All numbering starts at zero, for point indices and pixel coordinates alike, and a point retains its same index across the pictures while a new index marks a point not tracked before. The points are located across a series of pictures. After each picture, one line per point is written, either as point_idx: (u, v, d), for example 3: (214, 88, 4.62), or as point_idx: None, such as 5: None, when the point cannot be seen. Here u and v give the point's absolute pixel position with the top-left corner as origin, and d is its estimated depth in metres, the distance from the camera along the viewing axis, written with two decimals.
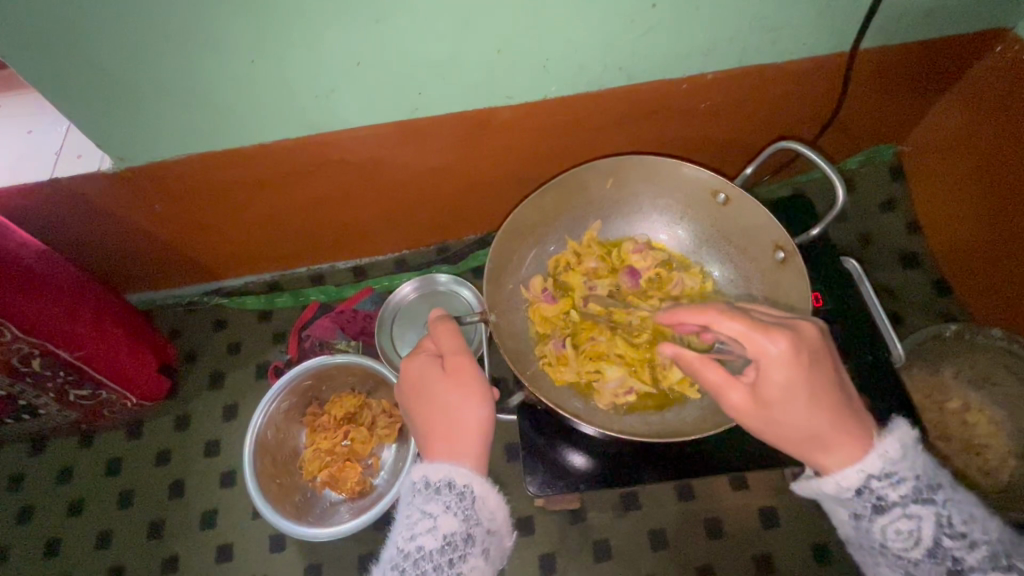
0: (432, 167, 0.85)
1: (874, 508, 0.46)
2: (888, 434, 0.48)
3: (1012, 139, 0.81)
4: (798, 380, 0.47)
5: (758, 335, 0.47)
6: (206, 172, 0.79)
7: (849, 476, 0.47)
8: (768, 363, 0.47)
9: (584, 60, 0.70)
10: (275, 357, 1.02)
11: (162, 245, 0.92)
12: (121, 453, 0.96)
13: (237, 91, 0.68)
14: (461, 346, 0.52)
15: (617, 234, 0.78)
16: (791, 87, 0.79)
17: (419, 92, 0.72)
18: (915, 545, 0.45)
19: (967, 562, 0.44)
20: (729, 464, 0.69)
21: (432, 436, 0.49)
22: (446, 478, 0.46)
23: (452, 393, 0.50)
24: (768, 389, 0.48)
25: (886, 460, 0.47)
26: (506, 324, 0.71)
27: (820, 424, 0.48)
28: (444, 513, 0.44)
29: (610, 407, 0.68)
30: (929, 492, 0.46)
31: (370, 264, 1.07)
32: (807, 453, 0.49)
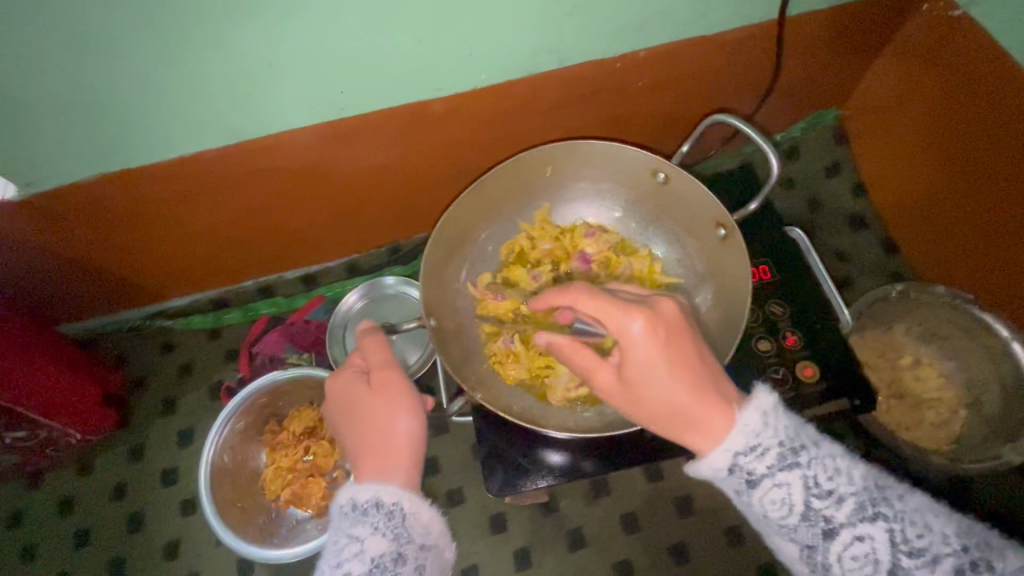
0: (374, 166, 0.81)
1: (748, 483, 0.46)
2: (747, 405, 0.47)
3: (947, 97, 0.81)
4: (656, 358, 0.48)
5: (611, 310, 0.49)
6: (131, 187, 0.75)
7: (721, 457, 0.46)
8: (625, 343, 0.48)
9: (511, 45, 0.67)
10: (228, 376, 0.98)
11: (98, 269, 0.87)
12: (72, 491, 0.91)
13: (143, 104, 0.64)
14: (388, 362, 0.54)
15: (567, 218, 0.76)
16: (724, 59, 0.78)
17: (341, 89, 0.68)
18: (790, 512, 0.45)
19: (837, 520, 0.44)
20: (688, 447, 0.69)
21: (364, 454, 0.50)
22: (374, 499, 0.46)
23: (381, 409, 0.51)
24: (628, 371, 0.49)
25: (749, 433, 0.46)
26: (451, 323, 0.70)
27: (688, 401, 0.47)
28: (371, 535, 0.45)
29: (565, 403, 0.67)
30: (793, 456, 0.45)
31: (319, 271, 1.02)
32: (684, 435, 0.49)
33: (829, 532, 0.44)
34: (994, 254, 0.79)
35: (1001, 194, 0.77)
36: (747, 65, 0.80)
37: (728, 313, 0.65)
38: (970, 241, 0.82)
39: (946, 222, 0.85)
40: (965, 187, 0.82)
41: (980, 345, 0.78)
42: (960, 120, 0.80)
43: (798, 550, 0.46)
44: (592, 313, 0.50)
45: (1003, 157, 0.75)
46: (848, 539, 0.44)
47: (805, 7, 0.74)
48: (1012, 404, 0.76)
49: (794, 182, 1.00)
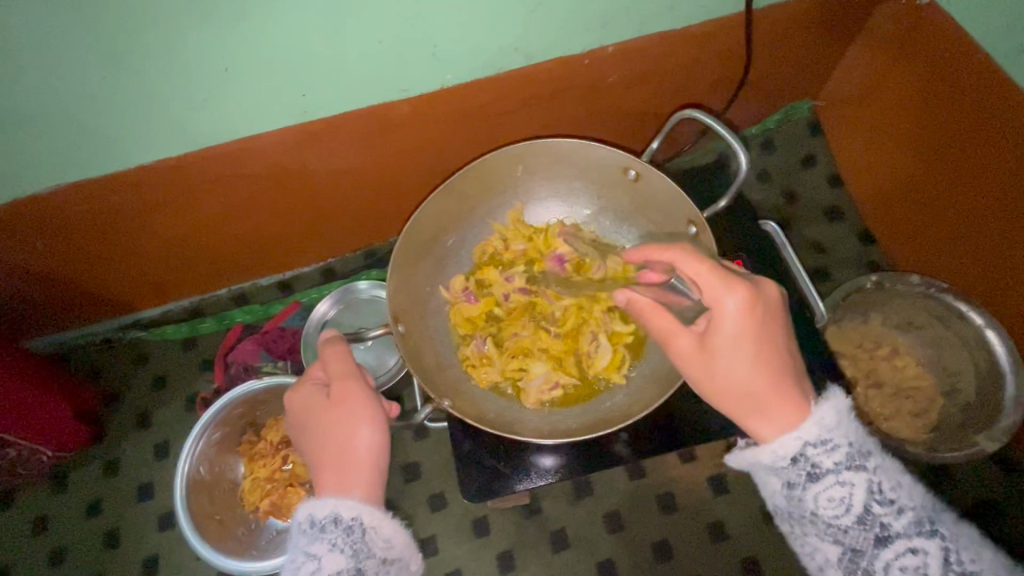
0: (343, 169, 0.80)
1: (808, 476, 0.46)
2: (824, 401, 0.48)
3: (925, 88, 0.81)
4: (747, 331, 0.49)
5: (714, 278, 0.50)
6: (93, 198, 0.73)
7: (788, 443, 0.47)
8: (720, 310, 0.50)
9: (475, 44, 0.66)
10: (203, 387, 0.96)
11: (64, 282, 0.85)
12: (47, 509, 0.90)
13: (98, 113, 0.62)
14: (346, 373, 0.53)
15: (538, 217, 0.75)
16: (694, 53, 0.77)
17: (303, 93, 0.67)
18: (844, 512, 0.45)
19: (894, 529, 0.44)
20: (661, 444, 0.70)
21: (325, 467, 0.51)
22: (332, 515, 0.48)
23: (341, 422, 0.51)
24: (715, 336, 0.50)
25: (822, 427, 0.46)
26: (419, 329, 0.69)
27: (759, 380, 0.49)
28: (328, 552, 0.46)
29: (540, 405, 0.67)
30: (861, 459, 0.46)
31: (295, 277, 1.01)
32: (744, 415, 0.50)
33: (882, 538, 0.44)
34: (970, 240, 0.79)
35: (976, 178, 0.76)
36: (717, 58, 0.80)
37: None
38: (945, 228, 0.82)
39: (921, 209, 0.85)
40: (942, 177, 0.81)
41: (957, 334, 0.79)
42: (937, 111, 0.80)
43: (839, 554, 0.45)
44: (697, 276, 0.51)
45: (983, 149, 0.75)
46: (901, 548, 0.43)
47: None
48: (985, 384, 0.77)
49: (769, 175, 1.00)
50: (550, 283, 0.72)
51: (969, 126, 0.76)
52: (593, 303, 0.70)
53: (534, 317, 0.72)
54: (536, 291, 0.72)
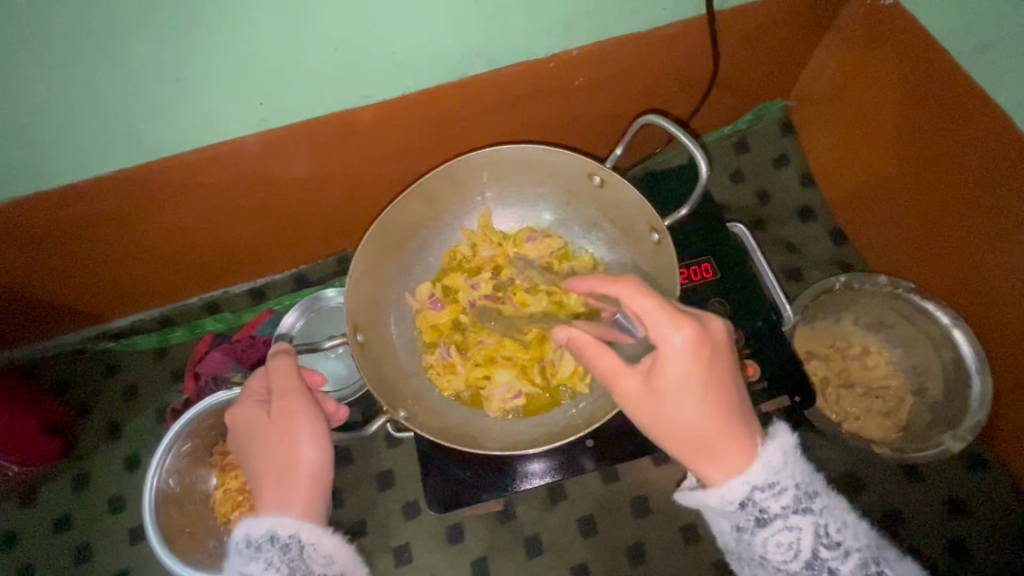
0: (307, 177, 0.79)
1: (756, 521, 0.46)
2: (770, 442, 0.47)
3: (890, 88, 0.81)
4: (696, 373, 0.47)
5: (662, 317, 0.47)
6: (49, 210, 0.72)
7: (734, 489, 0.46)
8: (666, 350, 0.47)
9: (434, 50, 0.66)
10: (175, 397, 0.95)
11: (26, 295, 0.84)
12: (16, 524, 0.88)
13: (47, 125, 0.61)
14: (286, 391, 0.53)
15: (504, 223, 0.75)
16: (660, 56, 0.77)
17: (260, 101, 0.66)
18: (792, 556, 0.45)
19: (842, 573, 0.45)
20: (628, 451, 0.70)
21: (265, 484, 0.50)
22: (268, 533, 0.47)
23: (283, 439, 0.52)
24: (663, 379, 0.47)
25: (770, 470, 0.46)
26: (381, 336, 0.70)
27: (710, 423, 0.47)
28: (264, 572, 0.46)
29: (503, 414, 0.67)
30: (807, 501, 0.46)
31: (267, 284, 1.00)
32: (693, 460, 0.48)
33: None
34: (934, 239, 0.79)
35: (941, 176, 0.77)
36: (684, 60, 0.80)
37: None
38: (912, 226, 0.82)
39: (890, 206, 0.86)
40: (910, 176, 0.81)
41: (924, 332, 0.79)
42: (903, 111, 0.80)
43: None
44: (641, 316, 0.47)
45: (948, 148, 0.75)
46: None
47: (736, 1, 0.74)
48: (952, 387, 0.76)
49: (743, 175, 1.00)
50: (513, 290, 0.72)
51: (934, 125, 0.76)
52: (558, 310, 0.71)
53: (500, 324, 0.72)
54: (502, 298, 0.72)
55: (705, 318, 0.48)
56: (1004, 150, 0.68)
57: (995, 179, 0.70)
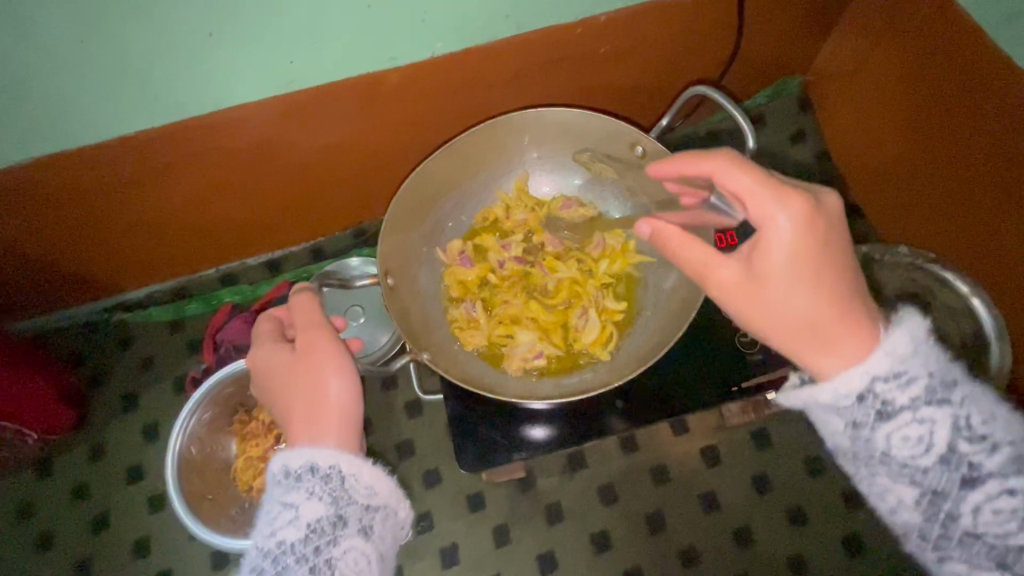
0: (332, 143, 0.78)
1: (878, 415, 0.45)
2: (897, 329, 0.45)
3: (910, 61, 0.81)
4: (804, 253, 0.47)
5: (765, 194, 0.47)
6: (70, 172, 0.71)
7: (853, 380, 0.45)
8: (771, 229, 0.47)
9: (466, 10, 0.65)
10: (192, 368, 0.95)
11: (44, 262, 0.83)
12: (33, 493, 0.88)
13: (76, 81, 0.60)
14: (308, 326, 0.55)
15: (541, 189, 0.78)
16: (687, 24, 0.77)
17: (290, 61, 0.65)
18: (923, 451, 0.44)
19: (984, 468, 0.42)
20: (652, 413, 0.71)
21: (298, 421, 0.51)
22: (308, 463, 0.47)
23: (310, 373, 0.52)
24: (766, 262, 0.48)
25: (896, 359, 0.45)
26: (410, 286, 0.72)
27: (821, 300, 0.47)
28: (306, 501, 0.45)
29: (522, 372, 0.69)
30: (943, 393, 0.44)
31: (284, 256, 0.99)
32: (803, 349, 0.49)
33: (970, 479, 0.43)
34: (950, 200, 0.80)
35: (955, 138, 0.78)
36: (709, 28, 0.79)
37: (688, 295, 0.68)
38: (929, 190, 0.83)
39: (905, 172, 0.87)
40: (931, 147, 0.81)
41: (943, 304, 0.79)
42: (923, 83, 0.80)
43: (916, 497, 0.44)
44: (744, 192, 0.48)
45: (966, 120, 0.75)
46: (993, 488, 0.42)
47: None
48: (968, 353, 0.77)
49: (760, 150, 1.00)
50: (545, 255, 0.75)
51: (949, 87, 0.77)
52: (587, 279, 0.73)
53: (526, 287, 0.75)
54: (531, 262, 0.75)
55: (813, 198, 0.47)
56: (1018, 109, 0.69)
57: (1009, 138, 0.70)
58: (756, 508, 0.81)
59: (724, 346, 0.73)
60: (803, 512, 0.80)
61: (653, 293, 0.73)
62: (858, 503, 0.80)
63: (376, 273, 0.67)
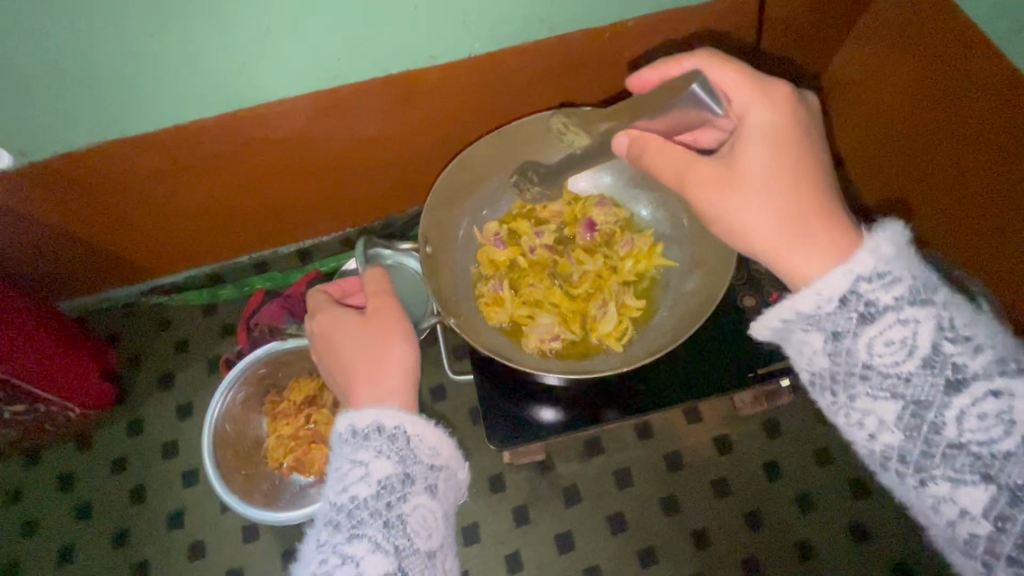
0: (370, 137, 0.83)
1: (860, 318, 0.46)
2: (878, 230, 0.46)
3: (926, 67, 0.84)
4: (780, 140, 0.53)
5: (746, 86, 0.55)
6: (125, 158, 0.75)
7: (834, 284, 0.46)
8: (752, 116, 0.54)
9: (504, 13, 0.69)
10: (225, 350, 0.99)
11: (92, 244, 0.87)
12: (73, 465, 0.92)
13: (139, 73, 0.65)
14: (378, 295, 0.62)
15: (581, 186, 0.83)
16: (709, 30, 0.81)
17: (337, 58, 0.69)
18: (906, 355, 0.45)
19: (970, 370, 0.43)
20: (663, 398, 0.75)
21: (361, 379, 0.56)
22: (376, 423, 0.52)
23: (375, 337, 0.59)
24: (747, 158, 0.53)
25: (878, 259, 0.45)
26: (445, 259, 0.77)
27: (800, 187, 0.51)
28: (376, 459, 0.50)
29: (539, 351, 0.73)
30: (927, 293, 0.45)
31: (315, 245, 1.04)
32: (782, 249, 0.51)
33: (956, 382, 0.43)
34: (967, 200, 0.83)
35: (965, 139, 0.81)
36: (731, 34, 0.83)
37: (708, 298, 0.72)
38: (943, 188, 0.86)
39: (917, 173, 0.90)
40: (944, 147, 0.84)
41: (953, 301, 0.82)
42: (938, 88, 0.83)
43: (898, 411, 0.45)
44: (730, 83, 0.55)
45: (981, 122, 0.78)
46: (980, 390, 0.43)
47: None
48: None
49: None
50: (577, 246, 0.79)
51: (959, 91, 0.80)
52: (609, 273, 0.78)
53: (553, 273, 0.79)
54: (561, 251, 0.79)
55: (790, 88, 0.55)
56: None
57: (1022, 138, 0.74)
58: (766, 494, 0.84)
59: (740, 337, 0.76)
60: (811, 499, 0.84)
61: (673, 294, 0.76)
62: (865, 491, 0.84)
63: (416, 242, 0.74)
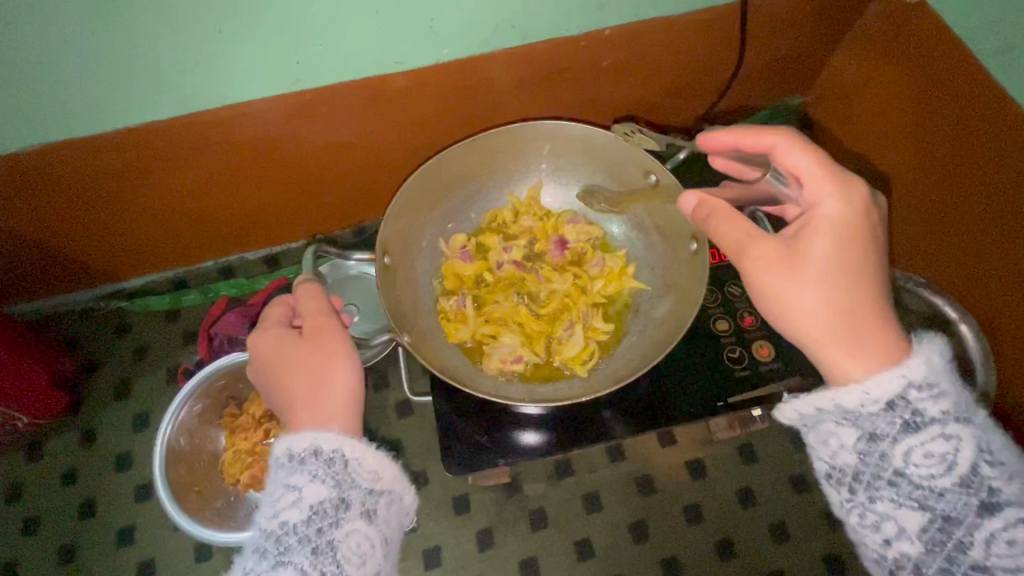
0: (337, 143, 0.80)
1: (903, 425, 0.47)
2: (927, 343, 0.48)
3: (910, 86, 0.82)
4: (848, 236, 0.52)
5: (823, 175, 0.53)
6: (76, 160, 0.72)
7: (884, 385, 0.47)
8: (824, 207, 0.52)
9: (472, 18, 0.66)
10: (186, 359, 0.95)
11: (46, 247, 0.84)
12: (21, 476, 0.88)
13: (85, 70, 0.61)
14: (319, 311, 0.58)
15: (553, 202, 0.81)
16: (690, 42, 0.79)
17: (296, 61, 0.66)
18: (943, 470, 0.46)
19: (1004, 495, 0.44)
20: (626, 427, 0.72)
21: (300, 402, 0.53)
22: (312, 446, 0.49)
23: (315, 356, 0.55)
24: (811, 243, 0.52)
25: (929, 372, 0.47)
26: (406, 267, 0.74)
27: (856, 291, 0.51)
28: (310, 483, 0.47)
29: (499, 372, 0.70)
30: (968, 413, 0.46)
31: (283, 252, 1.00)
32: (834, 344, 0.50)
33: (989, 504, 0.44)
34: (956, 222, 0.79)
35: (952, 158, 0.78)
36: (711, 47, 0.81)
37: (675, 326, 0.68)
38: (931, 208, 0.83)
39: (905, 194, 0.87)
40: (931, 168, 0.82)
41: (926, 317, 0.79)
42: (922, 108, 0.81)
43: (924, 522, 0.46)
44: (804, 170, 0.53)
45: (964, 144, 0.76)
46: (1012, 517, 0.43)
47: None
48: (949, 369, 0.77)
49: None
50: (544, 264, 0.77)
51: (945, 111, 0.78)
52: (579, 294, 0.75)
53: (519, 291, 0.76)
54: (530, 268, 0.77)
55: (868, 188, 0.53)
56: (1005, 135, 0.70)
57: (1000, 163, 0.71)
58: (738, 522, 0.81)
59: (714, 362, 0.73)
60: (785, 528, 0.81)
61: (644, 319, 0.73)
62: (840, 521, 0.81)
63: (373, 251, 0.68)
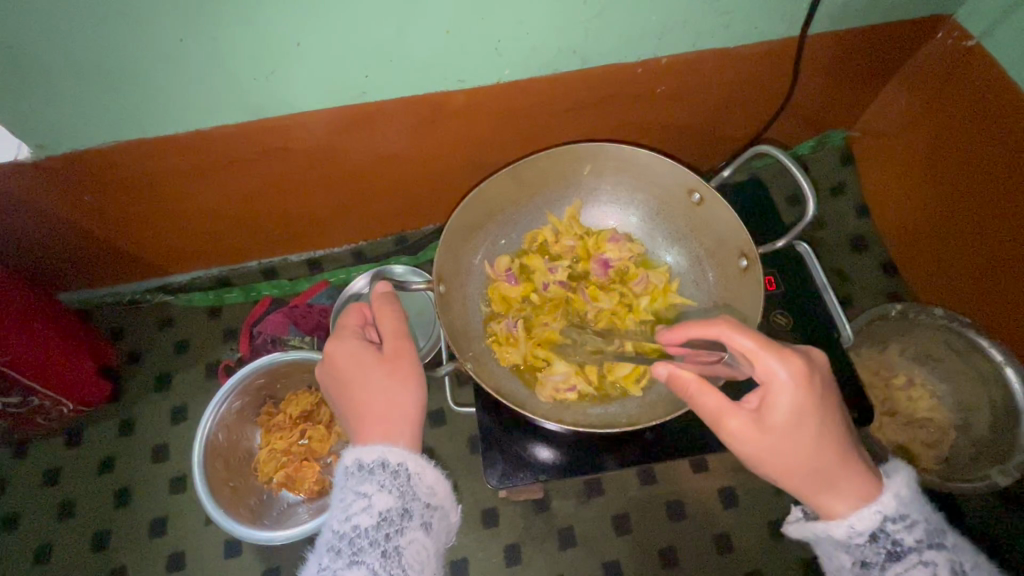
0: (392, 154, 0.82)
1: (888, 555, 0.46)
2: (890, 477, 0.49)
3: (961, 127, 0.82)
4: (806, 403, 0.48)
5: (771, 357, 0.49)
6: (142, 158, 0.74)
7: (865, 519, 0.47)
8: (778, 385, 0.49)
9: (537, 41, 0.68)
10: (227, 355, 0.97)
11: (101, 238, 0.86)
12: (61, 461, 0.90)
13: (165, 76, 0.63)
14: (397, 333, 0.58)
15: (595, 221, 0.81)
16: (745, 73, 0.80)
17: (365, 74, 0.68)
18: None
19: None
20: (675, 447, 0.72)
21: (367, 419, 0.53)
22: (380, 459, 0.50)
23: (386, 379, 0.55)
24: (773, 417, 0.49)
25: (900, 501, 0.48)
26: (456, 288, 0.75)
27: (824, 449, 0.48)
28: (378, 492, 0.48)
29: (553, 400, 0.71)
30: (939, 536, 0.46)
31: (325, 256, 1.03)
32: (812, 491, 0.49)
33: None
34: (985, 279, 0.82)
35: (996, 213, 0.79)
36: (765, 79, 0.82)
37: None
38: (957, 258, 0.86)
39: (947, 233, 0.87)
40: (977, 210, 0.82)
41: (976, 367, 0.80)
42: (971, 149, 0.82)
43: None
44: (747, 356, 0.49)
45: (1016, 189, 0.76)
46: None
47: (826, 28, 0.76)
48: (998, 422, 0.77)
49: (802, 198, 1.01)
50: (589, 283, 0.78)
51: (999, 156, 0.77)
52: (626, 312, 0.76)
53: (568, 309, 0.77)
54: (575, 288, 0.78)
55: (809, 354, 0.50)
56: None
57: None
58: (768, 554, 0.81)
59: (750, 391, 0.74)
60: (816, 562, 0.80)
61: None
62: None
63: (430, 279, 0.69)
